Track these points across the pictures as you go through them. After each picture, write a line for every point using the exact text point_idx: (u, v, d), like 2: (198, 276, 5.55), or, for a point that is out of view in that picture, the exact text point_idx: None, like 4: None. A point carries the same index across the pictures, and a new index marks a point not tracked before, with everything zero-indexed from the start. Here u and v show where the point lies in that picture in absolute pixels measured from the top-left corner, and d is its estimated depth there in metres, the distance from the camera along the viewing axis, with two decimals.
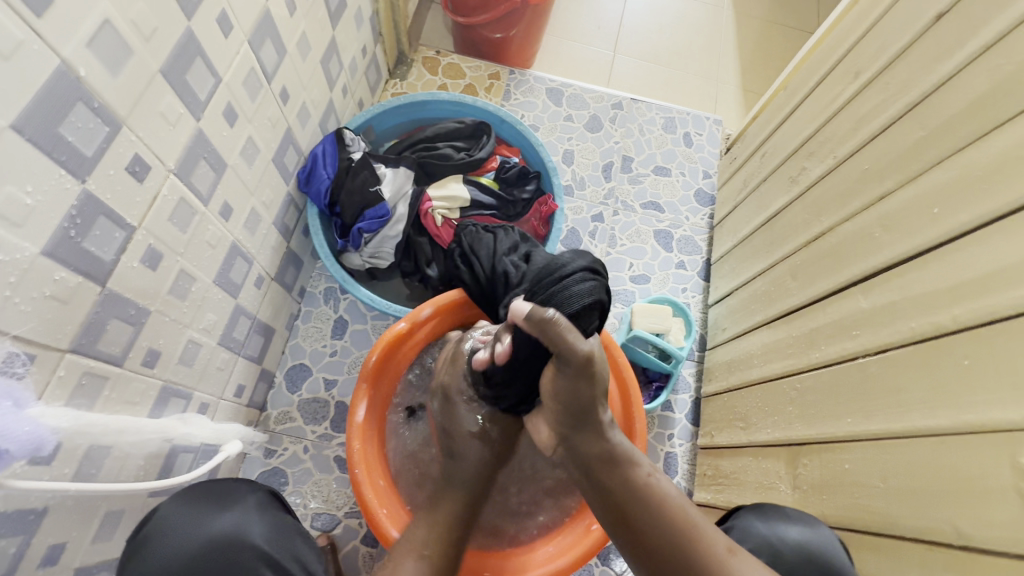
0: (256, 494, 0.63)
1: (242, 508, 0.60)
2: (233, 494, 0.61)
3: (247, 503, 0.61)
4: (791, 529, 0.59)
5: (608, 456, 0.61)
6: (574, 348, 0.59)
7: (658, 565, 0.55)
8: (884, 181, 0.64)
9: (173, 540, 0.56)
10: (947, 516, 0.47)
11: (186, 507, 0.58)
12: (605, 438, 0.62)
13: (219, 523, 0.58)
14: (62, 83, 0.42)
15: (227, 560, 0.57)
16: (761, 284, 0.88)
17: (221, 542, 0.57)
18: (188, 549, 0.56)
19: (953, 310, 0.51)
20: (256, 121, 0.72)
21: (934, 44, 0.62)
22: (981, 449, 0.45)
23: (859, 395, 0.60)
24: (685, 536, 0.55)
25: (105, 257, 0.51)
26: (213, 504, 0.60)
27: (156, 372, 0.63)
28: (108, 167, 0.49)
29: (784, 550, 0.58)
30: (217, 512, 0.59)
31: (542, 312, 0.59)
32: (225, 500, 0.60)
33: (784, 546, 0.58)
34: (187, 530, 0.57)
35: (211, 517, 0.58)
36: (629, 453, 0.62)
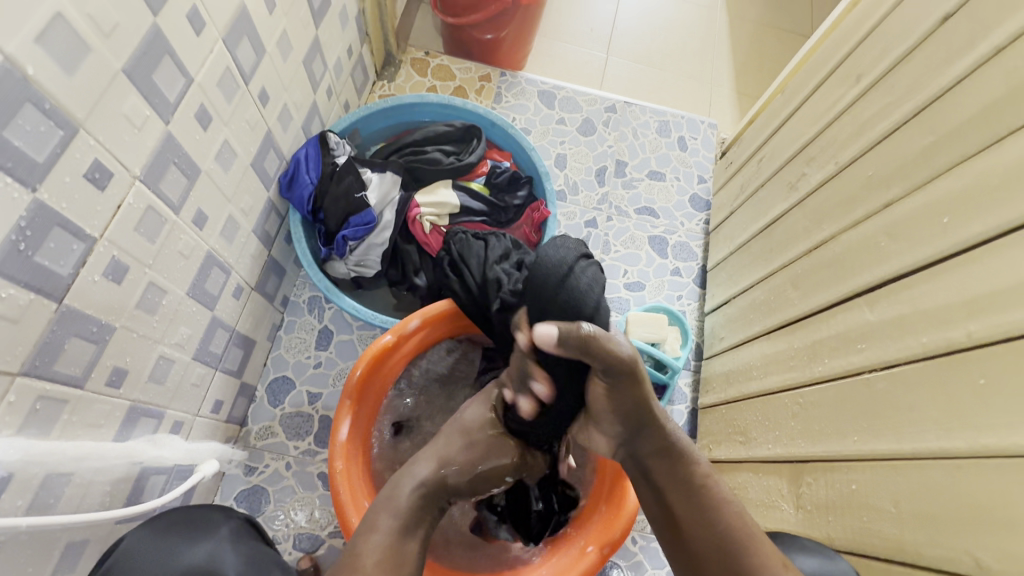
0: (230, 523, 0.54)
1: (216, 539, 0.51)
2: (207, 523, 0.52)
3: (221, 533, 0.52)
4: (808, 560, 0.56)
5: (664, 454, 0.64)
6: (618, 353, 0.61)
7: (703, 559, 0.58)
8: (890, 189, 0.62)
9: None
10: (964, 544, 0.44)
11: (152, 539, 0.49)
12: (663, 434, 0.65)
13: (189, 556, 0.49)
14: (8, 83, 0.39)
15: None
16: (760, 293, 0.85)
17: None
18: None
19: (967, 326, 0.48)
20: (233, 124, 0.69)
21: (940, 48, 0.59)
22: (1001, 475, 0.42)
23: (866, 412, 0.57)
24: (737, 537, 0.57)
25: (61, 271, 0.47)
26: (184, 533, 0.51)
27: (123, 392, 0.59)
28: (63, 175, 0.45)
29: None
30: (187, 544, 0.49)
31: (577, 325, 0.59)
32: (197, 529, 0.51)
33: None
34: (150, 564, 0.47)
35: (180, 550, 0.49)
36: (685, 451, 0.64)
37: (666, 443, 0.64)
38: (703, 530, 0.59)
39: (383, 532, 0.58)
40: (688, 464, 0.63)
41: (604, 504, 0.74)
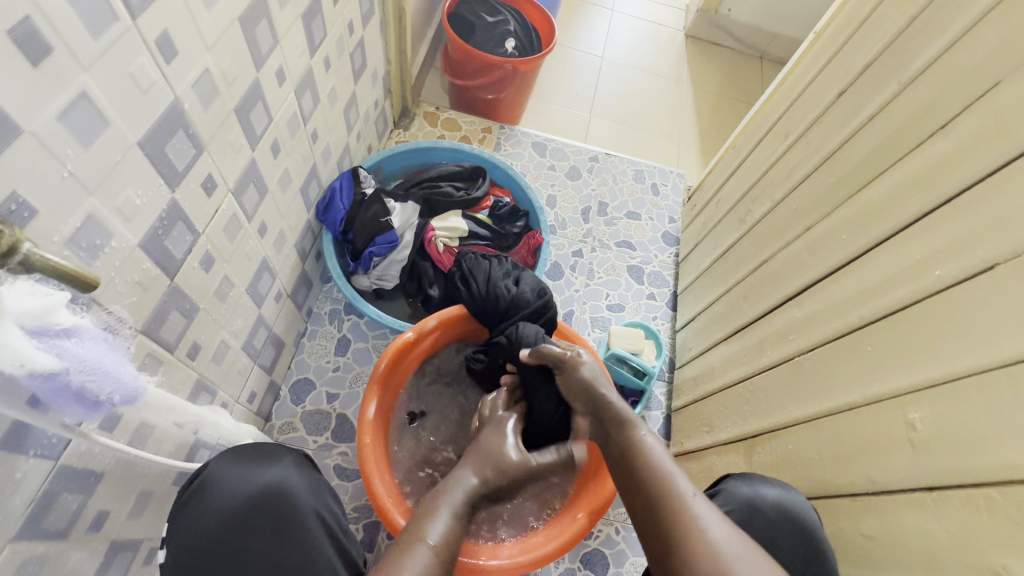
0: (302, 457, 0.72)
1: (282, 465, 0.69)
2: (271, 454, 0.69)
3: (285, 463, 0.69)
4: (770, 490, 0.65)
5: (647, 478, 0.62)
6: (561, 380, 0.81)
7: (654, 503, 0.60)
8: (809, 217, 0.80)
9: (226, 489, 0.65)
10: (864, 471, 0.58)
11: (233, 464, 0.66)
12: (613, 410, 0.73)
13: (264, 476, 0.67)
14: (174, 114, 0.54)
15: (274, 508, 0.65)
16: (719, 307, 1.02)
17: (269, 491, 0.66)
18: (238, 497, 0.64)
19: (859, 310, 0.65)
20: (292, 155, 0.85)
21: (836, 114, 0.80)
22: (883, 412, 0.57)
23: (797, 385, 0.72)
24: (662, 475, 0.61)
25: (176, 255, 0.60)
26: (258, 462, 0.68)
27: (195, 365, 0.71)
28: (190, 182, 0.60)
29: (763, 506, 0.63)
30: (263, 466, 0.67)
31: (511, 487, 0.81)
32: (268, 458, 0.69)
33: (761, 507, 0.63)
34: (235, 482, 0.65)
35: (255, 472, 0.67)
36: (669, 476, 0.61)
37: (627, 436, 0.68)
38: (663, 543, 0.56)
39: (439, 521, 0.62)
40: (669, 483, 0.60)
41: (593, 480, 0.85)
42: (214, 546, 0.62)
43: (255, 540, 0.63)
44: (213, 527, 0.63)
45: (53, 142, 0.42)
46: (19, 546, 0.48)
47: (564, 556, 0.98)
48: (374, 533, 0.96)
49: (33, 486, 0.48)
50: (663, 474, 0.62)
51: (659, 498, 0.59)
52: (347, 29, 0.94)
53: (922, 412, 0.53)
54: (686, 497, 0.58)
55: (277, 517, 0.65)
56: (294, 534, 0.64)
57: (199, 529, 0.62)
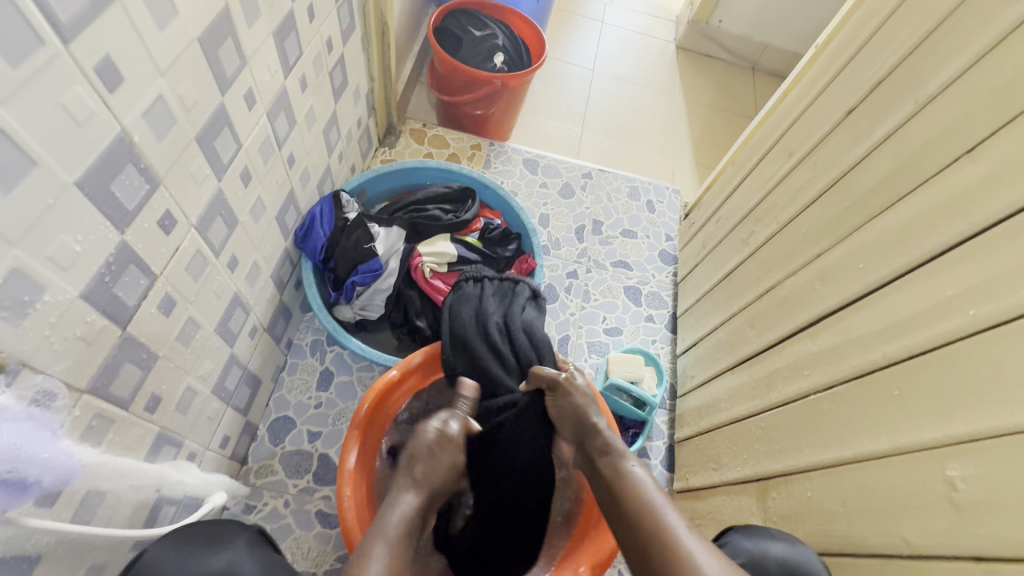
0: (252, 529, 0.62)
1: (234, 548, 0.56)
2: (224, 535, 0.58)
3: (238, 544, 0.57)
4: (775, 545, 0.59)
5: (635, 524, 0.61)
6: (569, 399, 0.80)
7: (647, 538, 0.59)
8: (820, 242, 0.75)
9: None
10: (897, 531, 0.53)
11: (174, 551, 0.54)
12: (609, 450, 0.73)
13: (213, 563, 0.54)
14: (121, 148, 0.48)
15: None
16: (722, 334, 0.97)
17: None
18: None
19: (883, 348, 0.59)
20: (266, 182, 0.79)
21: (846, 134, 0.75)
22: (916, 465, 0.52)
23: (815, 427, 0.67)
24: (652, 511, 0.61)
25: (128, 301, 0.54)
26: (204, 547, 0.56)
27: (155, 418, 0.64)
28: (144, 221, 0.53)
29: (768, 563, 0.57)
30: (209, 552, 0.55)
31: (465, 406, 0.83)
32: (218, 539, 0.59)
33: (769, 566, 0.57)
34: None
35: (202, 559, 0.54)
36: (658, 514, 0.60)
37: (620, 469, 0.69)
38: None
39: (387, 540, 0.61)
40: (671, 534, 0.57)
41: (595, 527, 0.78)
42: None
43: None
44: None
45: None
46: None
47: None
48: None
49: None
50: (652, 510, 0.61)
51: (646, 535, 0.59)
52: (325, 46, 0.88)
53: (962, 469, 0.48)
54: (676, 531, 0.57)
55: None
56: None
57: None
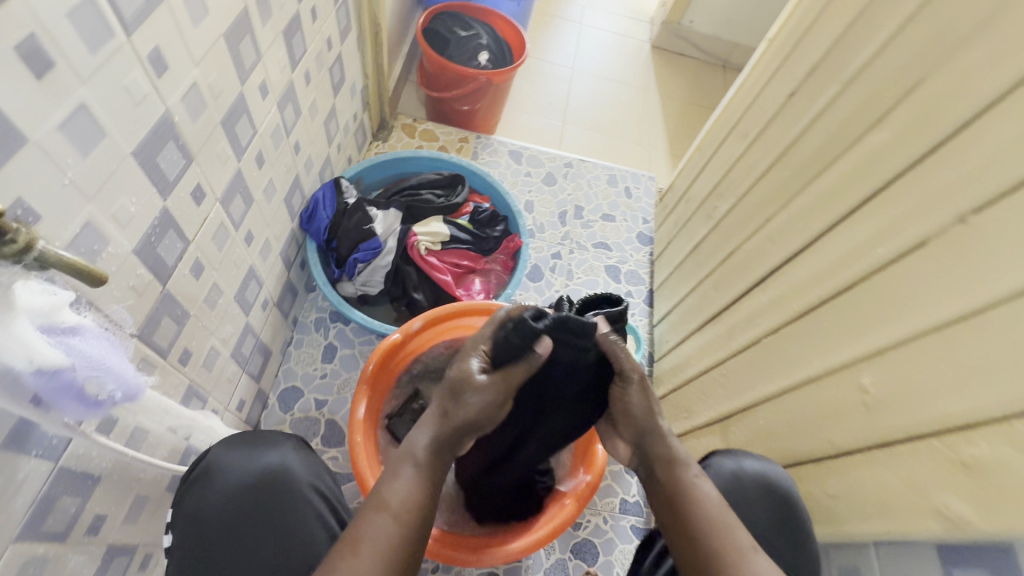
0: (291, 439, 0.73)
1: (283, 448, 0.71)
2: (272, 439, 0.71)
3: (285, 445, 0.72)
4: (751, 462, 0.71)
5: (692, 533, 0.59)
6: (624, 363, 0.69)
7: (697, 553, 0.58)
8: (769, 209, 0.86)
9: (228, 478, 0.66)
10: (827, 438, 0.63)
11: (235, 450, 0.68)
12: (667, 444, 0.67)
13: (266, 459, 0.69)
14: (165, 127, 0.57)
15: (274, 489, 0.67)
16: (691, 300, 1.07)
17: (269, 473, 0.68)
18: (237, 479, 0.66)
19: (816, 291, 0.70)
20: (276, 166, 0.88)
21: (787, 114, 0.86)
22: (839, 382, 0.62)
23: (765, 365, 0.77)
24: (716, 523, 0.59)
25: (168, 261, 0.62)
26: (255, 446, 0.70)
27: (186, 371, 0.72)
28: (181, 191, 0.62)
29: (745, 476, 0.69)
30: (262, 451, 0.69)
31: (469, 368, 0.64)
32: (255, 444, 0.70)
33: (746, 479, 0.69)
34: (238, 466, 0.67)
35: (257, 455, 0.69)
36: (679, 458, 0.66)
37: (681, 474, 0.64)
38: (693, 537, 0.59)
39: (388, 514, 0.55)
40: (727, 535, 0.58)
41: (580, 469, 0.88)
42: (220, 523, 0.64)
43: (258, 518, 0.65)
44: (214, 513, 0.64)
45: (54, 151, 0.44)
46: (20, 547, 0.49)
47: (556, 546, 1.01)
48: None
49: (35, 487, 0.49)
50: (715, 518, 0.59)
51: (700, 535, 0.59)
52: (325, 45, 0.97)
53: (873, 377, 0.58)
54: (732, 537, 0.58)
55: (277, 499, 0.67)
56: (294, 511, 0.67)
57: (206, 505, 0.64)
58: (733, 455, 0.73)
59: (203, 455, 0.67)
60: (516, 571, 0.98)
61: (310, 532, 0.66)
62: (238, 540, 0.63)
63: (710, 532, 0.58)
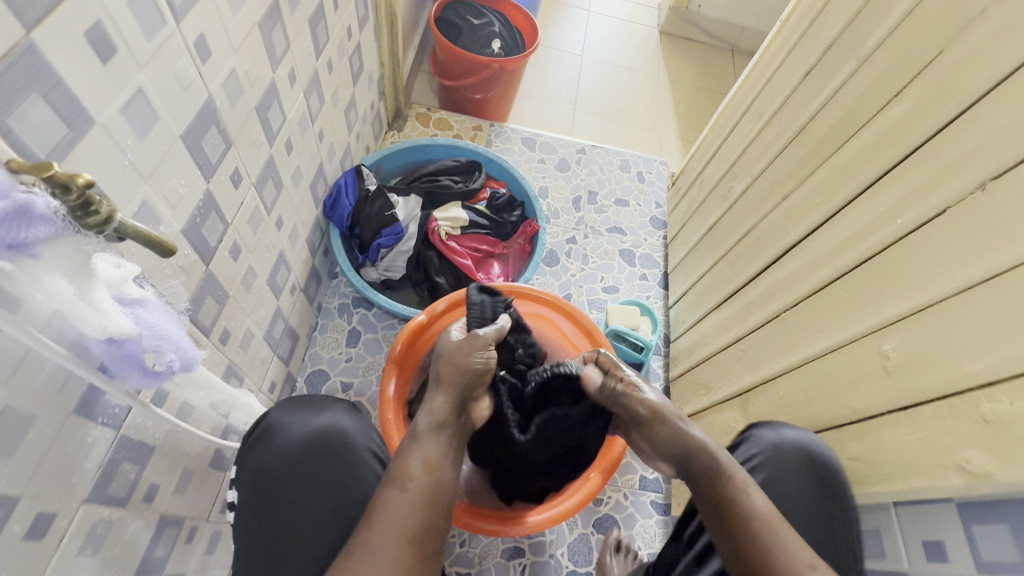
0: (343, 403, 0.77)
1: (335, 411, 0.74)
2: (322, 404, 0.74)
3: (338, 409, 0.75)
4: (789, 431, 0.72)
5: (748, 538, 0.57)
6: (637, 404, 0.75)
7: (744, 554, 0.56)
8: (785, 186, 0.87)
9: (287, 435, 0.69)
10: (848, 404, 0.65)
11: (291, 412, 0.72)
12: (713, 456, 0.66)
13: (319, 420, 0.72)
14: (208, 112, 0.59)
15: (327, 447, 0.70)
16: (708, 279, 1.09)
17: (323, 433, 0.71)
18: (295, 437, 0.70)
19: (834, 264, 0.72)
20: (303, 153, 0.90)
21: (802, 92, 0.88)
22: (860, 349, 0.64)
23: (784, 338, 0.79)
24: (766, 530, 0.57)
25: (211, 242, 0.65)
26: (308, 409, 0.73)
27: (226, 350, 0.75)
28: (221, 174, 0.65)
29: (785, 446, 0.70)
30: (316, 412, 0.73)
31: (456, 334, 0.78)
32: (311, 408, 0.73)
33: (785, 449, 0.70)
34: (296, 425, 0.71)
35: (310, 416, 0.72)
36: (726, 467, 0.64)
37: (728, 482, 0.62)
38: (749, 549, 0.56)
39: (411, 495, 0.54)
40: (782, 539, 0.56)
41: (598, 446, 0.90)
42: (276, 478, 0.67)
43: (312, 474, 0.68)
44: (273, 467, 0.67)
45: (116, 132, 0.46)
46: (88, 510, 0.52)
47: (579, 522, 1.04)
48: None
49: (101, 453, 0.52)
50: (764, 525, 0.57)
51: (756, 540, 0.56)
52: (346, 34, 1.00)
53: (893, 343, 0.60)
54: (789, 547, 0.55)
55: (330, 456, 0.70)
56: (345, 466, 0.69)
57: (265, 460, 0.68)
58: (770, 426, 0.74)
59: (262, 416, 0.71)
60: (541, 546, 1.01)
61: (362, 485, 0.69)
62: (293, 493, 0.67)
63: (763, 538, 0.56)
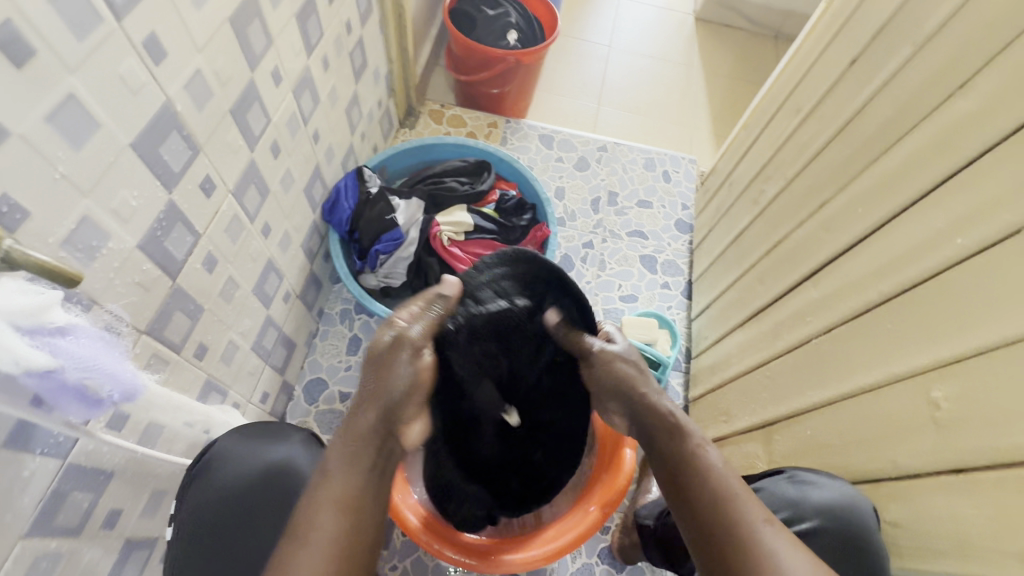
0: (300, 434, 0.76)
1: (290, 442, 0.73)
2: (281, 433, 0.73)
3: (294, 440, 0.74)
4: (822, 492, 0.60)
5: (706, 514, 0.49)
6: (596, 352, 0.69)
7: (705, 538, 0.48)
8: (823, 192, 0.76)
9: (231, 469, 0.68)
10: (888, 456, 0.55)
11: (240, 442, 0.70)
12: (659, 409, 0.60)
13: (272, 453, 0.71)
14: (168, 118, 0.55)
15: (275, 484, 0.68)
16: (733, 293, 0.99)
17: (273, 468, 0.69)
18: (244, 472, 0.68)
19: (877, 287, 0.61)
20: (294, 156, 0.86)
21: (847, 83, 0.76)
22: (906, 391, 0.54)
23: (815, 369, 0.69)
24: (723, 497, 0.50)
25: (177, 255, 0.61)
26: (263, 437, 0.72)
27: (203, 365, 0.72)
28: (188, 182, 0.60)
29: (806, 508, 0.60)
30: (269, 444, 0.71)
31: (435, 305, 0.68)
32: (272, 436, 0.72)
33: (805, 508, 0.60)
34: (245, 458, 0.69)
35: (263, 448, 0.71)
36: (681, 425, 0.58)
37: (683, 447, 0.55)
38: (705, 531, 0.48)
39: (324, 536, 0.47)
40: (739, 508, 0.49)
41: (606, 472, 0.82)
42: (222, 514, 0.66)
43: (258, 510, 0.67)
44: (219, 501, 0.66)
45: (42, 143, 0.42)
46: (29, 543, 0.49)
47: (583, 551, 0.96)
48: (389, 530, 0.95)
49: (42, 484, 0.49)
50: (721, 496, 0.50)
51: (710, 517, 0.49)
52: (345, 29, 0.94)
53: (947, 390, 0.50)
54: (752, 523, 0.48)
55: (280, 492, 0.68)
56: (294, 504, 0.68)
57: (209, 496, 0.66)
58: (808, 483, 0.62)
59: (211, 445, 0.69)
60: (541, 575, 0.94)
61: None
62: (238, 531, 0.65)
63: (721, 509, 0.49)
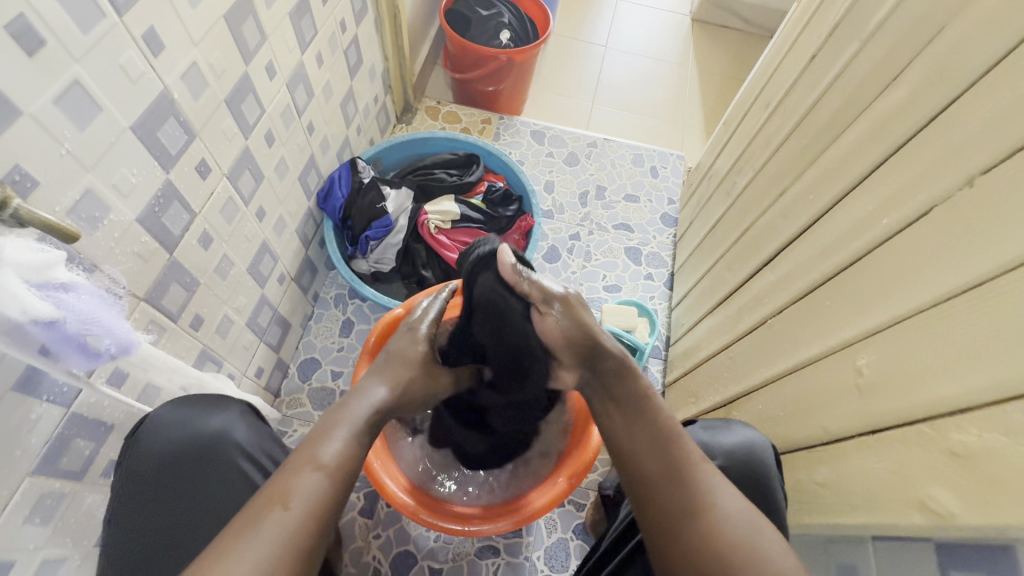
0: (241, 405, 0.72)
1: (228, 413, 0.69)
2: (220, 403, 0.70)
3: (233, 411, 0.70)
4: (728, 439, 0.65)
5: (646, 461, 0.56)
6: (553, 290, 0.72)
7: (647, 482, 0.55)
8: (783, 181, 0.80)
9: (163, 436, 0.64)
10: (822, 423, 0.59)
11: (175, 411, 0.67)
12: (613, 359, 0.68)
13: (209, 423, 0.67)
14: (164, 105, 0.61)
15: (208, 454, 0.65)
16: (707, 281, 1.03)
17: (208, 438, 0.66)
18: (176, 441, 0.65)
19: (820, 268, 0.65)
20: (288, 145, 0.92)
21: (808, 78, 0.80)
22: (837, 362, 0.58)
23: (768, 347, 0.73)
24: (664, 443, 0.57)
25: (174, 231, 0.67)
26: (206, 407, 0.69)
27: (199, 335, 0.78)
28: (184, 165, 0.66)
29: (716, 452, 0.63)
30: (207, 414, 0.68)
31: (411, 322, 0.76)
32: (213, 406, 0.69)
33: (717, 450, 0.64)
34: (177, 428, 0.66)
35: (204, 417, 0.67)
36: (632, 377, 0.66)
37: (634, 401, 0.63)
38: (648, 479, 0.55)
39: (318, 470, 0.49)
40: (681, 450, 0.56)
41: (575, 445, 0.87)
42: (154, 483, 0.63)
43: (191, 480, 0.64)
44: (153, 470, 0.63)
45: (50, 124, 0.48)
46: (36, 480, 0.55)
47: (558, 526, 1.01)
48: (374, 501, 1.01)
49: (47, 428, 0.55)
50: (662, 440, 0.57)
51: (651, 469, 0.55)
52: (339, 27, 1.00)
53: (868, 358, 0.53)
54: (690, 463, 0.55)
55: (211, 464, 0.65)
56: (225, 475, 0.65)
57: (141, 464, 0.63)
58: (721, 428, 0.67)
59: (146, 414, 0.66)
60: (516, 547, 0.98)
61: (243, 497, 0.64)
62: (170, 501, 0.63)
63: (660, 456, 0.56)
